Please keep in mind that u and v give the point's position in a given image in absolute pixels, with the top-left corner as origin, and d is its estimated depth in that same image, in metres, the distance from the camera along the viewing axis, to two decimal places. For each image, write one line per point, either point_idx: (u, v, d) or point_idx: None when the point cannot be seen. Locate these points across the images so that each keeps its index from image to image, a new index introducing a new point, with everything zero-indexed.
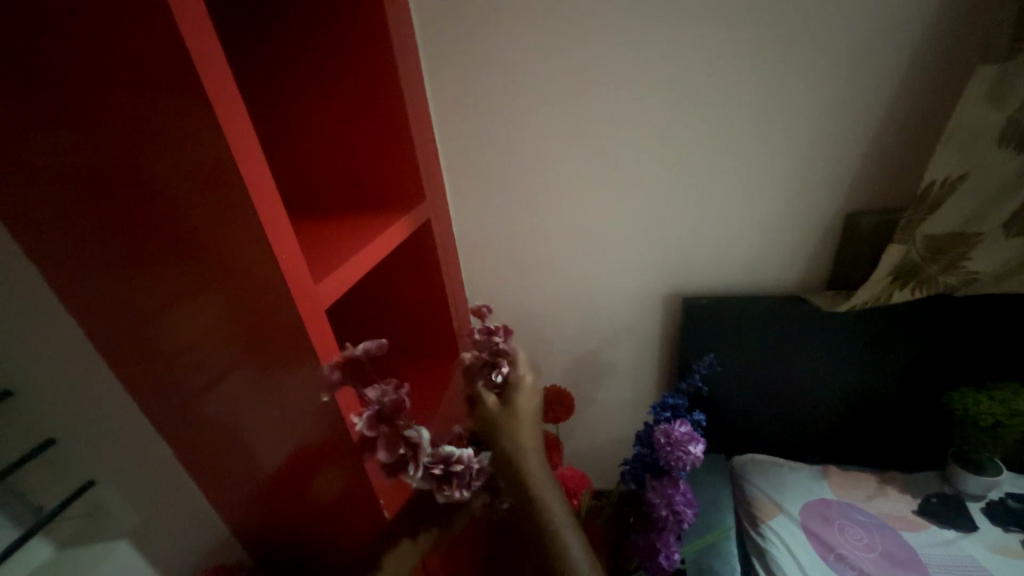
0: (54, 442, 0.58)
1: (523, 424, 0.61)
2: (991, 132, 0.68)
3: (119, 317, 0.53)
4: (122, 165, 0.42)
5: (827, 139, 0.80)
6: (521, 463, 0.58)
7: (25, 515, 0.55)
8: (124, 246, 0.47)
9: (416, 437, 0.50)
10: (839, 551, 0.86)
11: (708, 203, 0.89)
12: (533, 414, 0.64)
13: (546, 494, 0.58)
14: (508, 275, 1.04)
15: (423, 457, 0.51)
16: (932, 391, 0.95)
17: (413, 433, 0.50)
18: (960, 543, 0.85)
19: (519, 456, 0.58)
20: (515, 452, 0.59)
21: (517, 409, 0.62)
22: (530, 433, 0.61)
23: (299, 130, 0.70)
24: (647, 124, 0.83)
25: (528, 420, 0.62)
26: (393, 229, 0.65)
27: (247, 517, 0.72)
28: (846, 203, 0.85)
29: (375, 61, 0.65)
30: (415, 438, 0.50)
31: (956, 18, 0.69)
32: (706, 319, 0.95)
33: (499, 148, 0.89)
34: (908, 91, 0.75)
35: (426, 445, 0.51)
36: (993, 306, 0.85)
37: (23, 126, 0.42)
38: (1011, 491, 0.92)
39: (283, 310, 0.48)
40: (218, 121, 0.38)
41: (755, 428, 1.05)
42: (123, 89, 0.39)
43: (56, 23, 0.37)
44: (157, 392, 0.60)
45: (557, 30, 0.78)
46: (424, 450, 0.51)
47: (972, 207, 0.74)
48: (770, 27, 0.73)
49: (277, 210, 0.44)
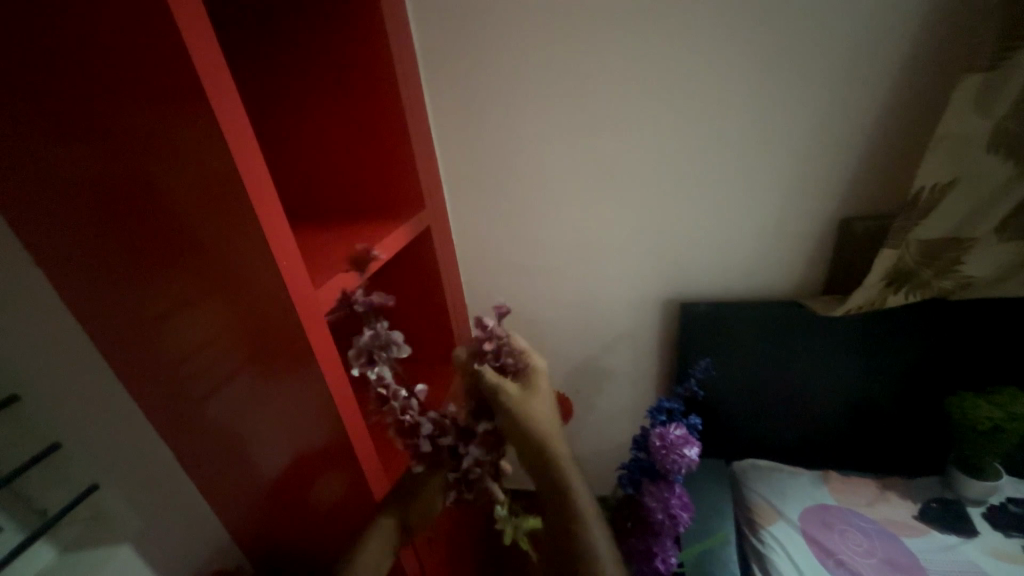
0: (61, 445, 0.59)
1: (543, 403, 0.58)
2: (979, 138, 0.69)
3: (124, 322, 0.55)
4: (129, 173, 0.44)
5: (820, 144, 0.82)
6: (544, 446, 0.55)
7: (30, 518, 0.57)
8: (130, 251, 0.48)
9: (371, 334, 0.52)
10: (839, 557, 0.85)
11: (703, 210, 0.90)
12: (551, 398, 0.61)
13: (576, 486, 0.55)
14: (506, 282, 1.06)
15: (361, 347, 0.52)
16: (930, 395, 0.94)
17: (381, 326, 0.53)
18: (961, 549, 0.85)
19: (541, 439, 0.55)
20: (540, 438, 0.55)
21: (536, 391, 0.59)
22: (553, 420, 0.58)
23: (301, 139, 0.72)
24: (642, 131, 0.85)
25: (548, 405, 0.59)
26: (393, 234, 0.67)
27: (249, 521, 0.73)
28: (841, 208, 0.86)
29: (373, 70, 0.67)
30: (370, 337, 0.52)
31: (943, 24, 0.71)
32: (702, 324, 0.96)
33: (497, 155, 0.91)
34: (897, 96, 0.76)
35: (368, 345, 0.52)
36: (989, 310, 0.85)
37: (34, 134, 0.44)
38: (1013, 496, 0.91)
39: (282, 314, 0.49)
40: (220, 128, 0.40)
41: (754, 433, 1.05)
42: (130, 97, 0.40)
43: (66, 35, 0.39)
44: (161, 397, 0.61)
45: (551, 39, 0.80)
46: (363, 344, 0.52)
47: (964, 211, 0.75)
48: (759, 35, 0.75)
49: (278, 215, 0.46)
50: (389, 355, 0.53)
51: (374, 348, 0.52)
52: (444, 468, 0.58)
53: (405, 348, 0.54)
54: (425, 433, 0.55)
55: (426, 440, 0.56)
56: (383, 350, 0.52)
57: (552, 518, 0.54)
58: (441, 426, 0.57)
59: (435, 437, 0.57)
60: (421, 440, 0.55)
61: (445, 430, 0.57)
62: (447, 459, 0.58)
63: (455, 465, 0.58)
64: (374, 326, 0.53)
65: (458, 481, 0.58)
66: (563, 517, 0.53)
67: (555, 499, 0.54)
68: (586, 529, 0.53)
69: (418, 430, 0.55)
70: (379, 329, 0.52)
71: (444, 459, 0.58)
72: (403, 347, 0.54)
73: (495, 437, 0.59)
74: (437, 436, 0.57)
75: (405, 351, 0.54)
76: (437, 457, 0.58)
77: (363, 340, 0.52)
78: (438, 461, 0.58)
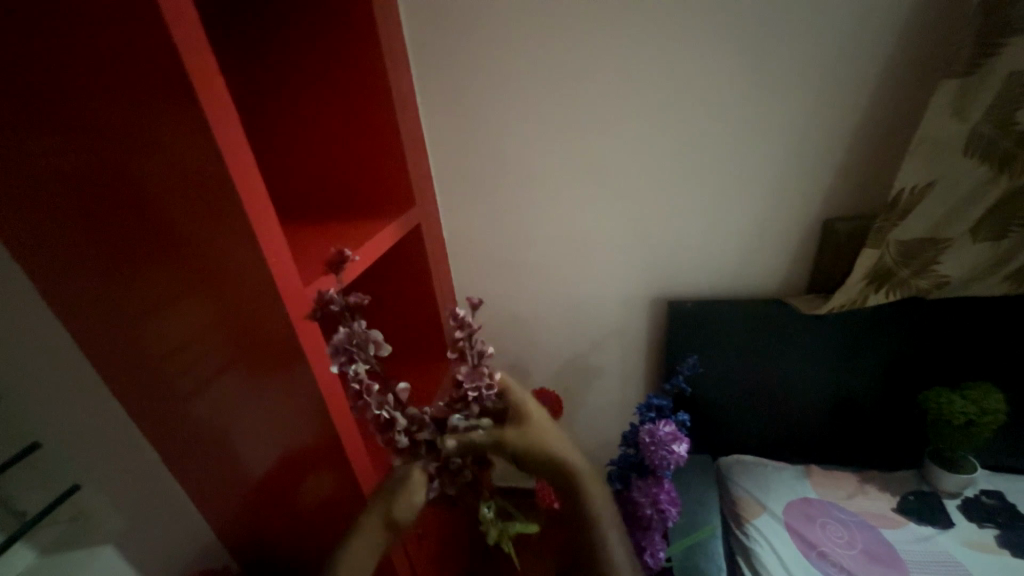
0: (40, 446, 0.57)
1: (546, 429, 0.58)
2: (955, 141, 0.71)
3: (106, 319, 0.53)
4: (112, 169, 0.43)
5: (804, 145, 0.83)
6: (564, 462, 0.54)
7: (7, 521, 0.54)
8: (115, 248, 0.47)
9: (346, 332, 0.50)
10: (820, 549, 0.88)
11: (690, 209, 0.91)
12: (547, 420, 0.60)
13: (597, 498, 0.53)
14: (497, 281, 1.06)
15: (335, 342, 0.49)
16: (908, 392, 0.97)
17: (357, 325, 0.50)
18: (937, 539, 0.88)
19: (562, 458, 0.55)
20: (555, 459, 0.55)
21: (536, 422, 0.59)
22: (560, 439, 0.57)
23: (290, 134, 0.71)
24: (631, 130, 0.85)
25: (549, 428, 0.58)
26: (384, 232, 0.67)
27: (236, 520, 0.72)
28: (824, 207, 0.88)
29: (363, 66, 0.66)
30: (346, 335, 0.50)
31: (922, 31, 0.73)
32: (691, 323, 0.97)
33: (488, 152, 0.91)
34: (878, 100, 0.78)
35: (342, 340, 0.50)
36: (965, 308, 0.88)
37: (14, 127, 0.43)
38: (986, 488, 0.94)
39: (271, 313, 0.49)
40: (208, 124, 0.39)
41: (739, 430, 1.07)
42: (114, 89, 0.39)
43: (47, 23, 0.38)
44: (146, 397, 0.60)
45: (540, 38, 0.80)
46: (337, 341, 0.49)
47: (941, 213, 0.77)
48: (746, 36, 0.76)
49: (267, 213, 0.45)
50: (366, 354, 0.51)
51: (351, 346, 0.50)
52: (423, 460, 0.59)
53: (385, 345, 0.52)
54: (400, 429, 0.57)
55: (402, 435, 0.57)
56: (360, 349, 0.50)
57: (573, 529, 0.53)
58: (419, 421, 0.59)
59: (411, 432, 0.59)
60: (397, 435, 0.57)
61: (422, 425, 0.59)
62: (426, 452, 0.60)
63: (434, 455, 0.60)
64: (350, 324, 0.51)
65: (440, 471, 0.60)
66: (584, 538, 0.51)
67: (579, 527, 0.52)
68: (591, 504, 0.52)
69: (395, 425, 0.57)
70: (356, 327, 0.50)
71: (422, 449, 0.60)
72: (382, 346, 0.52)
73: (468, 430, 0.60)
74: (414, 431, 0.59)
75: (385, 350, 0.52)
76: (415, 450, 0.59)
77: (339, 338, 0.49)
78: (416, 452, 0.60)
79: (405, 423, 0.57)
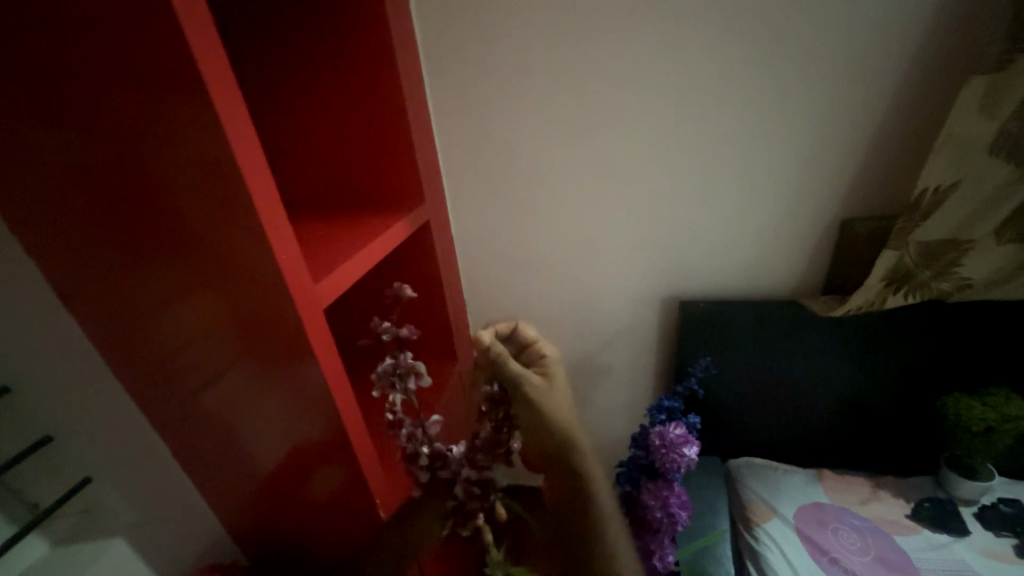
0: (52, 439, 0.58)
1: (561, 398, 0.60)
2: (981, 142, 0.69)
3: (115, 314, 0.53)
4: (122, 164, 0.43)
5: (823, 144, 0.81)
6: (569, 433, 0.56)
7: (20, 512, 0.55)
8: (126, 243, 0.47)
9: (391, 363, 0.52)
10: (832, 555, 0.86)
11: (704, 208, 0.90)
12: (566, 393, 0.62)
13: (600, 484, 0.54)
14: (506, 279, 1.05)
15: (381, 368, 0.52)
16: (924, 397, 0.95)
17: (403, 356, 0.53)
18: (952, 547, 0.86)
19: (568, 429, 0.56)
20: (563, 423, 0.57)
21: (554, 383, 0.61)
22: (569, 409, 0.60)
23: (300, 129, 0.71)
24: (644, 127, 0.84)
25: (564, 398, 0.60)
26: (394, 229, 0.66)
27: (246, 515, 0.72)
28: (842, 208, 0.86)
29: (373, 59, 0.65)
30: (390, 365, 0.52)
31: (948, 26, 0.70)
32: (702, 323, 0.96)
33: (498, 149, 0.90)
34: (901, 97, 0.76)
35: (385, 370, 0.52)
36: (987, 313, 0.85)
37: (24, 121, 0.42)
38: (1004, 496, 0.92)
39: (282, 310, 0.48)
40: (219, 119, 0.39)
41: (749, 432, 1.06)
42: (124, 85, 0.39)
43: (57, 19, 0.37)
44: (155, 391, 0.60)
45: (553, 32, 0.78)
46: (383, 366, 0.52)
47: (964, 214, 0.75)
48: (764, 30, 0.74)
49: (278, 208, 0.45)
50: (406, 384, 0.53)
51: (391, 377, 0.52)
52: (441, 496, 0.56)
53: (426, 377, 0.54)
54: (423, 465, 0.53)
55: (424, 471, 0.54)
56: (401, 379, 0.53)
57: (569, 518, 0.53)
58: (443, 459, 0.54)
59: (434, 469, 0.54)
60: (419, 470, 0.53)
61: (445, 464, 0.54)
62: (445, 490, 0.56)
63: (451, 493, 0.55)
64: (397, 355, 0.53)
65: (455, 511, 0.55)
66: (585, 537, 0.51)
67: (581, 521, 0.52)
68: (605, 533, 0.52)
69: (417, 459, 0.53)
70: (401, 358, 0.53)
71: (442, 488, 0.56)
72: (424, 377, 0.54)
73: (481, 486, 0.55)
74: (438, 468, 0.54)
75: (425, 382, 0.53)
76: (434, 486, 0.56)
77: (383, 368, 0.52)
78: (434, 490, 0.56)
79: (428, 460, 0.53)
